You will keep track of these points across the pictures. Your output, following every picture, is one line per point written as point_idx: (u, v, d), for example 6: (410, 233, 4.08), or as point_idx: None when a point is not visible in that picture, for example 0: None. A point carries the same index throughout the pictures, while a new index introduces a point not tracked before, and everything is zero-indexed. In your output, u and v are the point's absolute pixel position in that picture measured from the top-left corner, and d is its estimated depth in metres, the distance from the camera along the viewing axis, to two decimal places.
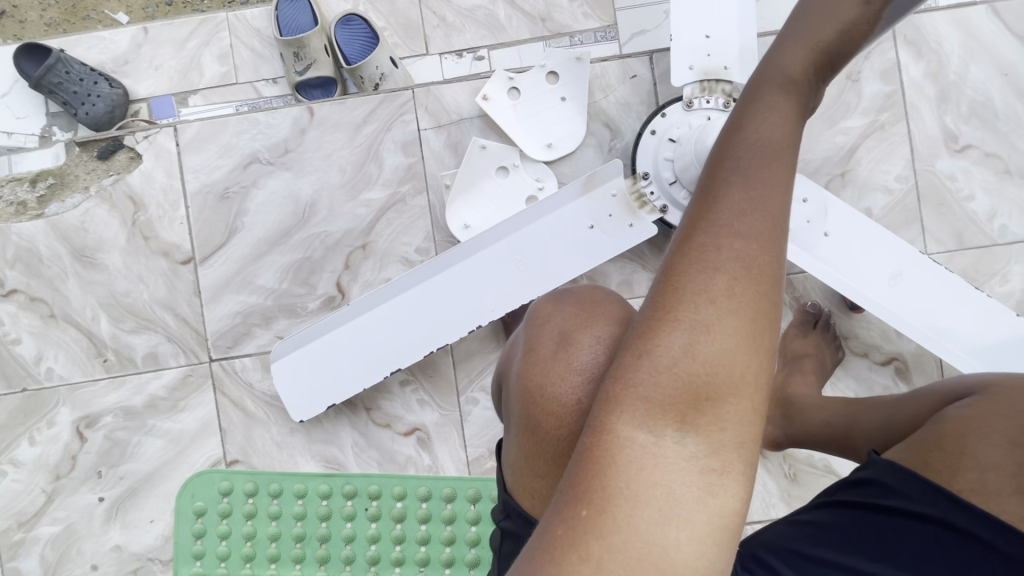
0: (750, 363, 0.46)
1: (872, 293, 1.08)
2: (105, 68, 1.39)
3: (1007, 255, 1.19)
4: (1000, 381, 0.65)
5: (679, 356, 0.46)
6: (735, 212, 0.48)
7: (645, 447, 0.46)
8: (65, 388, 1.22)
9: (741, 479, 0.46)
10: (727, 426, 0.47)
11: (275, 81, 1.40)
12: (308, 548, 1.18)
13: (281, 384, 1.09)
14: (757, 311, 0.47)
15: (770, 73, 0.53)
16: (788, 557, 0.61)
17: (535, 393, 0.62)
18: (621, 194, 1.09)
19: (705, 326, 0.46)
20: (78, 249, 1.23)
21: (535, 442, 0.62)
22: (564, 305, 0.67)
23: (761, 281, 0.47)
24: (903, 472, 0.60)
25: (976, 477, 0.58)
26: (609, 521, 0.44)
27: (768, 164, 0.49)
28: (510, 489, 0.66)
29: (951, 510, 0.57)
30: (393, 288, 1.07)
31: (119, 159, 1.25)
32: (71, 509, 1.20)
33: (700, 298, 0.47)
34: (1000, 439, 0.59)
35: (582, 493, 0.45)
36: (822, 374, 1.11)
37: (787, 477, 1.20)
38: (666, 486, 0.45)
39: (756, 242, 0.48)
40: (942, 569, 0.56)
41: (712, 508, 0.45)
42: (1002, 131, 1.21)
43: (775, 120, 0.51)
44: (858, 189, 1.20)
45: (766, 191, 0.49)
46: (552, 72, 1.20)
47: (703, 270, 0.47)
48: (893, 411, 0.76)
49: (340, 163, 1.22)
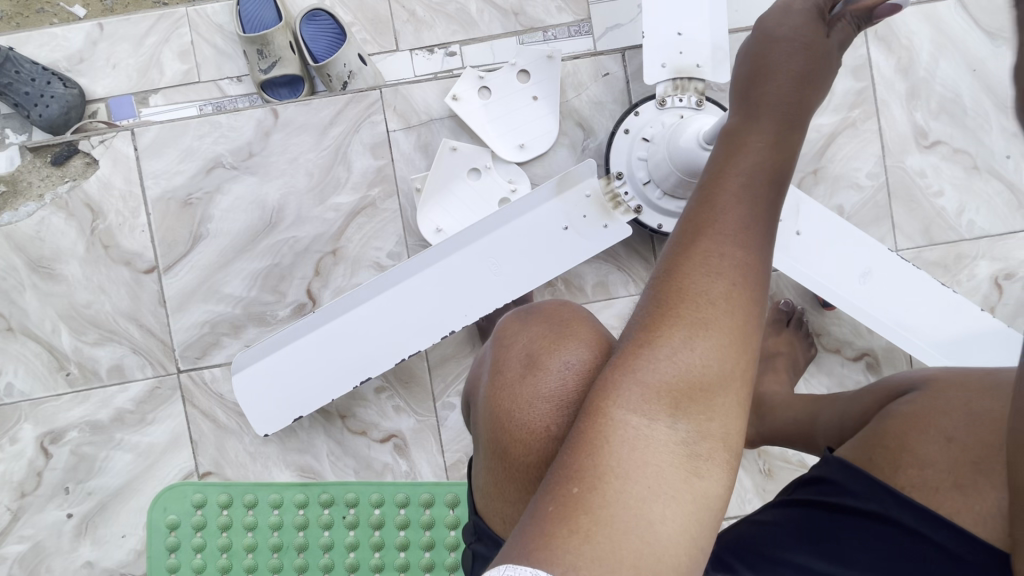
0: (739, 358, 0.48)
1: (843, 290, 1.09)
2: (59, 67, 1.33)
3: (975, 250, 1.21)
4: (939, 376, 0.64)
5: (676, 347, 0.48)
6: (732, 225, 0.50)
7: (638, 429, 0.47)
8: (27, 404, 1.18)
9: (725, 466, 0.47)
10: (716, 416, 0.48)
11: (239, 79, 1.35)
12: (285, 558, 1.16)
13: (241, 398, 1.06)
14: (749, 314, 0.49)
15: (756, 91, 0.54)
16: (749, 557, 0.62)
17: (504, 413, 0.63)
18: (595, 195, 1.08)
19: (702, 322, 0.48)
20: (35, 259, 1.18)
21: (506, 460, 0.63)
22: (532, 321, 0.68)
23: (756, 287, 0.49)
24: (849, 468, 0.61)
25: (916, 473, 0.58)
26: (599, 496, 0.44)
27: (761, 185, 0.51)
28: (481, 511, 0.67)
29: (897, 507, 0.57)
30: (362, 295, 1.06)
31: (74, 164, 1.20)
32: (39, 526, 1.17)
33: (700, 297, 0.48)
34: (937, 435, 0.59)
35: (576, 470, 0.46)
36: (794, 372, 1.14)
37: (762, 472, 1.21)
38: (655, 466, 0.46)
39: (753, 249, 0.50)
40: (891, 567, 0.55)
41: (698, 490, 0.46)
42: (970, 126, 1.22)
43: (762, 143, 0.52)
44: (830, 186, 1.20)
45: (758, 210, 0.50)
46: (523, 71, 1.18)
47: (703, 272, 0.49)
48: (846, 407, 0.78)
49: (306, 167, 1.18)
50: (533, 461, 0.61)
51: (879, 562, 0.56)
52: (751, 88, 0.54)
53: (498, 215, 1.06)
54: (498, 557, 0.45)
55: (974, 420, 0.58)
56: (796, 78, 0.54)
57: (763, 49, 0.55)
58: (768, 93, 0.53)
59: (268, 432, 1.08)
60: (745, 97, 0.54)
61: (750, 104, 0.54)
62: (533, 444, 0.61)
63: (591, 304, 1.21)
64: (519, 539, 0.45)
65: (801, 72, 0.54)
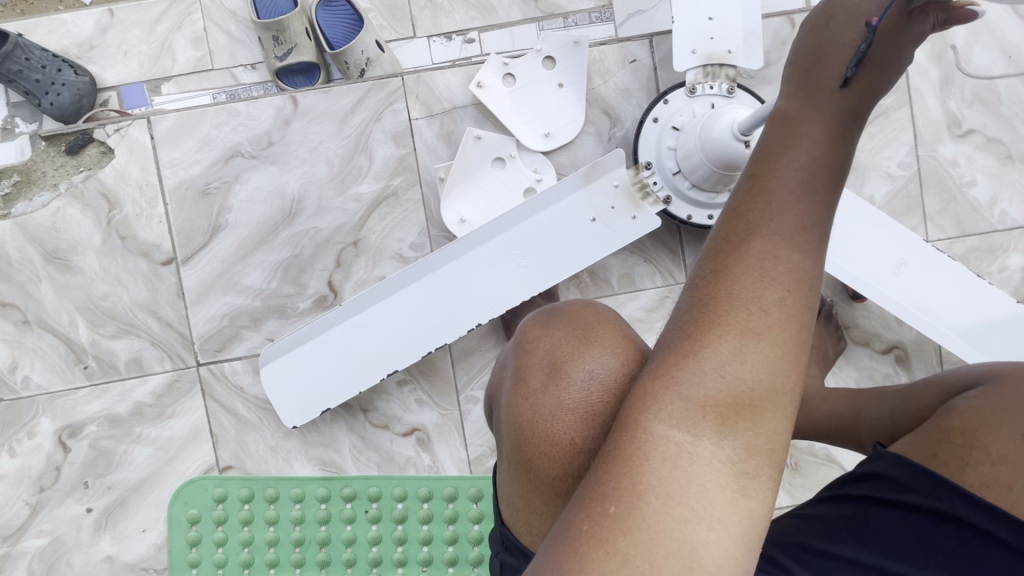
0: (791, 369, 0.44)
1: (877, 283, 1.07)
2: (69, 54, 1.30)
3: (1007, 241, 1.19)
4: (1006, 372, 0.67)
5: (721, 357, 0.44)
6: (784, 221, 0.46)
7: (679, 445, 0.43)
8: (44, 397, 1.16)
9: (773, 485, 0.44)
10: (764, 432, 0.44)
11: (253, 66, 1.32)
12: (307, 552, 1.15)
13: (269, 392, 1.05)
14: (802, 323, 0.45)
15: (820, 78, 0.48)
16: (796, 553, 0.64)
17: (530, 423, 0.61)
18: (624, 185, 1.06)
19: (751, 331, 0.44)
20: (51, 251, 1.16)
21: (532, 470, 0.61)
22: (555, 324, 0.65)
23: (811, 296, 0.45)
24: (906, 465, 0.63)
25: (988, 471, 0.60)
26: (638, 516, 0.42)
27: (819, 180, 0.47)
28: (507, 522, 0.65)
29: (957, 503, 0.60)
30: (377, 293, 1.03)
31: (89, 154, 1.17)
32: (59, 521, 1.16)
33: (749, 302, 0.44)
34: (1011, 432, 0.61)
35: (612, 489, 0.43)
36: (825, 365, 1.13)
37: (789, 467, 1.20)
38: (699, 486, 0.43)
39: (807, 252, 0.46)
40: (948, 559, 0.59)
41: (744, 510, 0.43)
42: (1005, 115, 1.19)
43: (820, 135, 0.47)
44: (860, 175, 1.18)
45: (815, 208, 0.46)
46: (548, 57, 1.15)
47: (755, 276, 0.45)
48: (895, 405, 0.79)
49: (327, 156, 1.16)
50: (555, 472, 0.59)
51: (932, 554, 0.60)
52: (814, 67, 0.48)
53: (521, 209, 1.04)
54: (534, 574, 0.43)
55: None
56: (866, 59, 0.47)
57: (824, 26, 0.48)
58: (836, 79, 0.48)
59: (296, 425, 1.08)
60: (804, 83, 0.49)
61: (812, 88, 0.48)
62: (561, 454, 0.59)
63: (617, 296, 1.19)
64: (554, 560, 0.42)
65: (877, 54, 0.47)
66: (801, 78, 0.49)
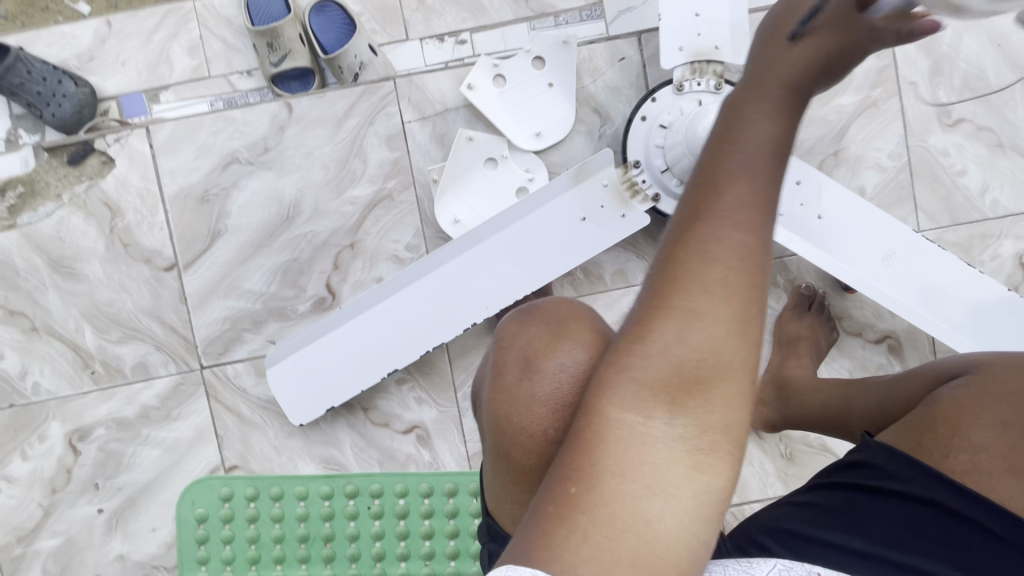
0: (740, 347, 0.46)
1: (867, 274, 1.08)
2: (70, 66, 1.33)
3: (999, 229, 1.19)
4: (991, 362, 0.67)
5: (669, 340, 0.46)
6: (729, 206, 0.47)
7: (632, 426, 0.45)
8: (54, 402, 1.19)
9: (727, 459, 0.46)
10: (715, 409, 0.46)
11: (249, 73, 1.34)
12: (312, 548, 1.18)
13: (279, 392, 1.07)
14: (749, 301, 0.46)
15: (765, 71, 0.49)
16: (785, 538, 0.66)
17: (506, 416, 0.63)
18: (613, 184, 1.07)
19: (696, 312, 0.46)
20: (56, 259, 1.19)
21: (511, 460, 0.63)
22: (528, 321, 0.67)
23: (756, 274, 0.46)
24: (892, 453, 0.65)
25: (968, 459, 0.61)
26: (596, 495, 0.44)
27: (766, 164, 0.48)
28: (493, 512, 0.67)
29: (942, 491, 0.61)
30: (372, 296, 1.05)
31: (91, 163, 1.20)
32: (71, 521, 1.19)
33: (693, 285, 0.46)
34: (992, 421, 0.62)
35: (571, 469, 0.45)
36: (817, 357, 1.14)
37: (784, 457, 1.21)
38: (652, 463, 0.44)
39: (752, 234, 0.47)
40: (936, 545, 0.60)
41: (698, 484, 0.44)
42: (995, 103, 1.19)
43: (767, 122, 0.48)
44: (851, 167, 1.19)
45: (759, 190, 0.47)
46: (538, 58, 1.17)
47: (699, 259, 0.46)
48: (884, 396, 0.80)
49: (322, 160, 1.18)
50: (531, 460, 0.61)
51: (920, 541, 0.61)
52: (761, 62, 0.50)
53: (511, 210, 1.06)
54: (504, 555, 0.46)
55: None
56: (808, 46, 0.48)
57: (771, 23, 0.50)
58: (780, 73, 0.49)
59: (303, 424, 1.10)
60: (750, 74, 0.50)
61: (759, 80, 0.49)
62: (537, 443, 0.61)
63: (610, 292, 1.20)
64: (521, 541, 0.45)
65: (823, 50, 0.48)
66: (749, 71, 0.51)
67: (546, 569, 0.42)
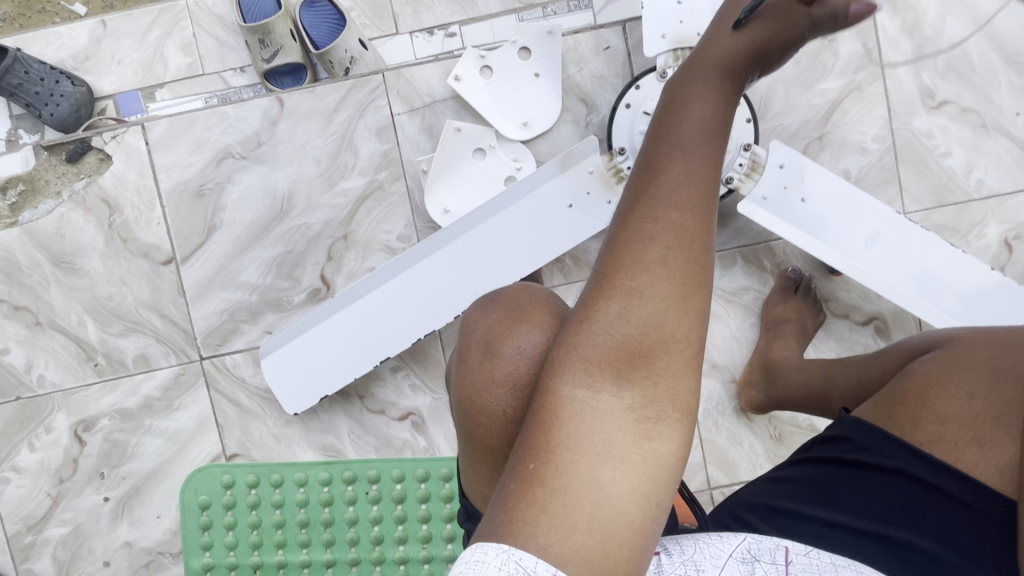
0: (682, 320, 0.48)
1: (851, 256, 1.09)
2: (66, 66, 1.35)
3: (984, 210, 1.20)
4: (961, 337, 0.69)
5: (612, 317, 0.48)
6: (667, 188, 0.50)
7: (583, 401, 0.47)
8: (59, 394, 1.23)
9: (675, 426, 0.48)
10: (661, 380, 0.48)
11: (242, 70, 1.36)
12: (313, 532, 1.21)
13: (272, 381, 1.10)
14: (689, 276, 0.48)
15: (704, 60, 0.56)
16: (764, 512, 0.68)
17: (473, 400, 0.65)
18: (599, 171, 1.09)
19: (637, 289, 0.48)
20: (57, 255, 1.22)
21: (482, 441, 0.65)
22: (490, 307, 0.69)
23: (694, 250, 0.49)
24: (865, 426, 0.67)
25: (936, 429, 0.63)
26: (552, 469, 0.46)
27: (705, 142, 0.52)
28: (468, 494, 0.70)
29: (913, 463, 0.63)
30: (359, 290, 1.08)
31: (89, 161, 1.22)
32: (79, 510, 1.23)
33: (634, 264, 0.49)
34: (959, 392, 0.64)
35: (528, 445, 0.48)
36: (803, 338, 1.16)
37: (773, 438, 1.23)
38: (603, 434, 0.47)
39: (689, 212, 0.49)
40: (907, 515, 0.62)
41: (647, 452, 0.47)
42: (979, 85, 1.20)
43: (705, 103, 0.53)
44: (836, 151, 1.20)
45: (698, 167, 0.51)
46: (524, 48, 1.19)
47: (639, 239, 0.49)
48: (862, 374, 0.81)
49: (314, 153, 1.20)
50: (500, 440, 0.64)
51: (891, 511, 0.63)
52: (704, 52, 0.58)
53: (494, 203, 1.08)
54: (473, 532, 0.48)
55: (995, 379, 0.63)
56: (745, 47, 0.57)
57: (711, 30, 0.60)
58: (717, 57, 0.56)
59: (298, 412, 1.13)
60: (691, 59, 0.57)
61: (698, 68, 0.56)
62: (500, 422, 0.64)
63: None
64: (487, 517, 0.47)
65: (751, 42, 0.57)
66: (690, 62, 0.57)
67: (510, 541, 0.45)
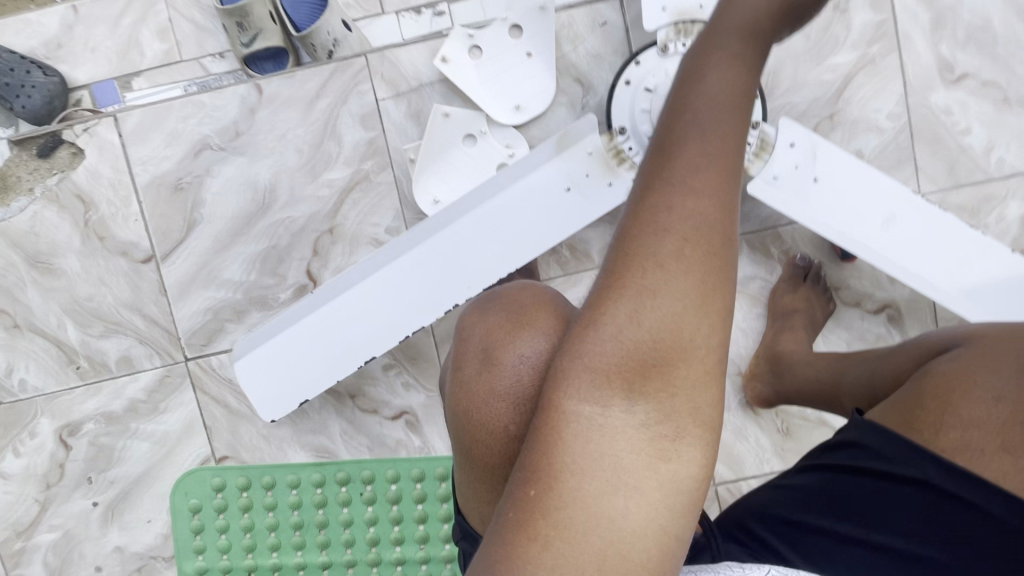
0: (701, 323, 0.43)
1: (865, 240, 1.04)
2: (37, 55, 1.29)
3: (1004, 190, 1.14)
4: (984, 334, 0.64)
5: (621, 323, 0.43)
6: (683, 173, 0.44)
7: (590, 419, 0.43)
8: (41, 398, 1.19)
9: (695, 443, 0.43)
10: (678, 392, 0.43)
11: (221, 55, 1.29)
12: (307, 535, 1.18)
13: (245, 386, 1.04)
14: (709, 273, 0.43)
15: (723, 24, 0.50)
16: (772, 523, 0.64)
17: (470, 412, 0.61)
18: (598, 152, 1.03)
19: (649, 290, 0.43)
20: (32, 254, 1.17)
21: (480, 457, 0.61)
22: (489, 310, 0.64)
23: (714, 244, 0.43)
24: (881, 431, 0.61)
25: (960, 435, 0.58)
26: (556, 497, 0.42)
27: (726, 120, 0.46)
28: (466, 512, 0.66)
29: (935, 472, 0.58)
30: (340, 284, 1.03)
31: (60, 155, 1.16)
32: (67, 515, 1.20)
33: (646, 261, 0.43)
34: (983, 396, 0.59)
35: (529, 469, 0.43)
36: (813, 329, 1.11)
37: (781, 432, 1.19)
38: (612, 456, 0.42)
39: (709, 200, 0.44)
40: (927, 527, 0.58)
41: (663, 474, 0.42)
42: (1001, 56, 1.12)
43: (726, 72, 0.47)
44: (848, 130, 1.13)
45: (718, 148, 0.45)
46: (514, 26, 1.12)
47: (650, 232, 0.43)
48: (874, 370, 0.76)
49: (296, 143, 1.14)
50: (499, 457, 0.59)
51: (909, 523, 0.58)
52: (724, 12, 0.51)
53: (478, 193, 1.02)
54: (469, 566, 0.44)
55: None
56: (769, 7, 0.50)
57: None
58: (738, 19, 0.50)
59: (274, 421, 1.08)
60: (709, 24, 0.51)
61: (717, 33, 0.50)
62: (501, 438, 0.59)
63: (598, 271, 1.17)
64: (484, 550, 0.43)
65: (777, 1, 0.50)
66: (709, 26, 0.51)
67: None
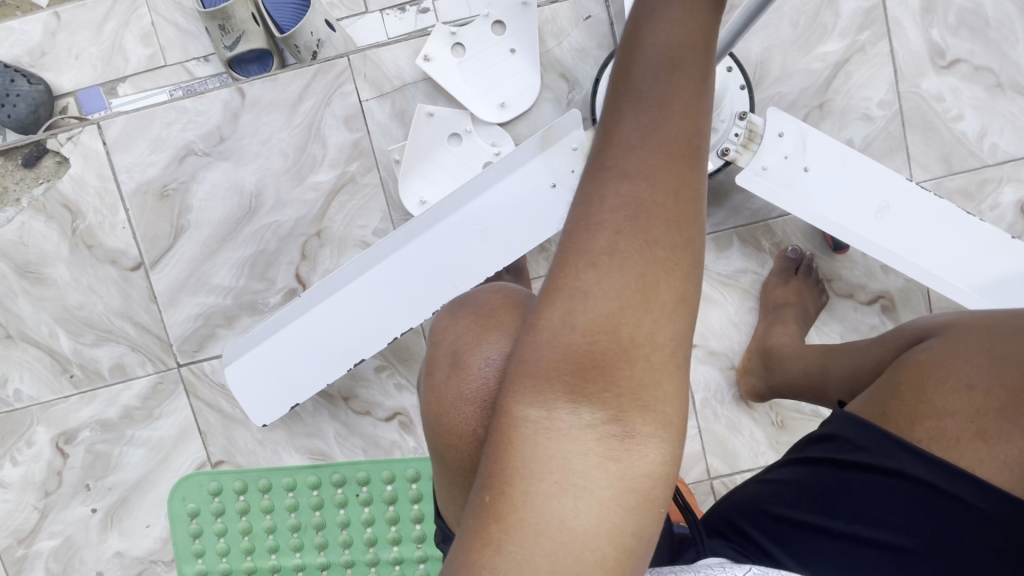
0: (642, 317, 0.40)
1: (857, 227, 1.02)
2: (22, 63, 1.28)
3: (998, 176, 1.12)
4: (957, 322, 0.63)
5: (561, 322, 0.41)
6: (617, 162, 0.41)
7: (536, 423, 0.42)
8: (36, 407, 1.20)
9: (646, 441, 0.42)
10: (624, 390, 0.41)
11: (205, 59, 1.28)
12: (305, 536, 1.19)
13: (235, 386, 1.04)
14: (648, 263, 0.40)
15: None
16: (759, 520, 0.64)
17: (441, 417, 0.60)
18: (583, 147, 1.01)
19: (584, 287, 0.41)
20: (21, 264, 1.17)
21: (453, 462, 0.60)
22: (459, 315, 0.64)
23: (651, 232, 0.40)
24: (859, 425, 0.61)
25: (935, 426, 0.57)
26: (507, 502, 0.41)
27: (661, 90, 0.41)
28: (448, 516, 0.66)
29: (912, 462, 0.57)
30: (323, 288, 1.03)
31: (46, 165, 1.17)
32: (67, 522, 1.21)
33: (580, 257, 0.41)
34: (957, 384, 0.58)
35: (482, 475, 0.43)
36: (805, 322, 1.10)
37: (775, 425, 1.18)
38: (561, 459, 0.41)
39: (645, 186, 0.41)
40: (907, 518, 0.57)
41: (613, 473, 0.41)
42: (993, 40, 1.10)
43: (663, 30, 0.41)
44: (837, 119, 1.12)
45: (652, 125, 0.41)
46: (497, 22, 1.10)
47: (585, 228, 0.41)
48: (857, 360, 0.76)
49: (280, 146, 1.13)
50: (471, 460, 0.59)
51: (888, 515, 0.58)
52: None
53: (458, 193, 1.01)
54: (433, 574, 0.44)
55: (995, 367, 0.57)
56: None
57: None
58: None
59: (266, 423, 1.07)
60: None
61: None
62: (470, 442, 0.58)
63: None
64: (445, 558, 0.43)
65: None
66: None
67: None
